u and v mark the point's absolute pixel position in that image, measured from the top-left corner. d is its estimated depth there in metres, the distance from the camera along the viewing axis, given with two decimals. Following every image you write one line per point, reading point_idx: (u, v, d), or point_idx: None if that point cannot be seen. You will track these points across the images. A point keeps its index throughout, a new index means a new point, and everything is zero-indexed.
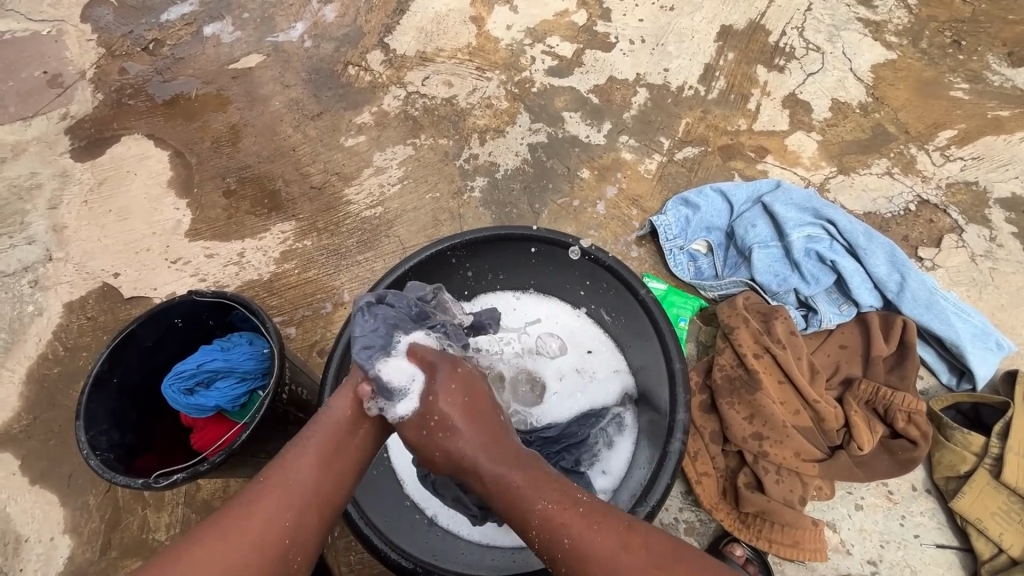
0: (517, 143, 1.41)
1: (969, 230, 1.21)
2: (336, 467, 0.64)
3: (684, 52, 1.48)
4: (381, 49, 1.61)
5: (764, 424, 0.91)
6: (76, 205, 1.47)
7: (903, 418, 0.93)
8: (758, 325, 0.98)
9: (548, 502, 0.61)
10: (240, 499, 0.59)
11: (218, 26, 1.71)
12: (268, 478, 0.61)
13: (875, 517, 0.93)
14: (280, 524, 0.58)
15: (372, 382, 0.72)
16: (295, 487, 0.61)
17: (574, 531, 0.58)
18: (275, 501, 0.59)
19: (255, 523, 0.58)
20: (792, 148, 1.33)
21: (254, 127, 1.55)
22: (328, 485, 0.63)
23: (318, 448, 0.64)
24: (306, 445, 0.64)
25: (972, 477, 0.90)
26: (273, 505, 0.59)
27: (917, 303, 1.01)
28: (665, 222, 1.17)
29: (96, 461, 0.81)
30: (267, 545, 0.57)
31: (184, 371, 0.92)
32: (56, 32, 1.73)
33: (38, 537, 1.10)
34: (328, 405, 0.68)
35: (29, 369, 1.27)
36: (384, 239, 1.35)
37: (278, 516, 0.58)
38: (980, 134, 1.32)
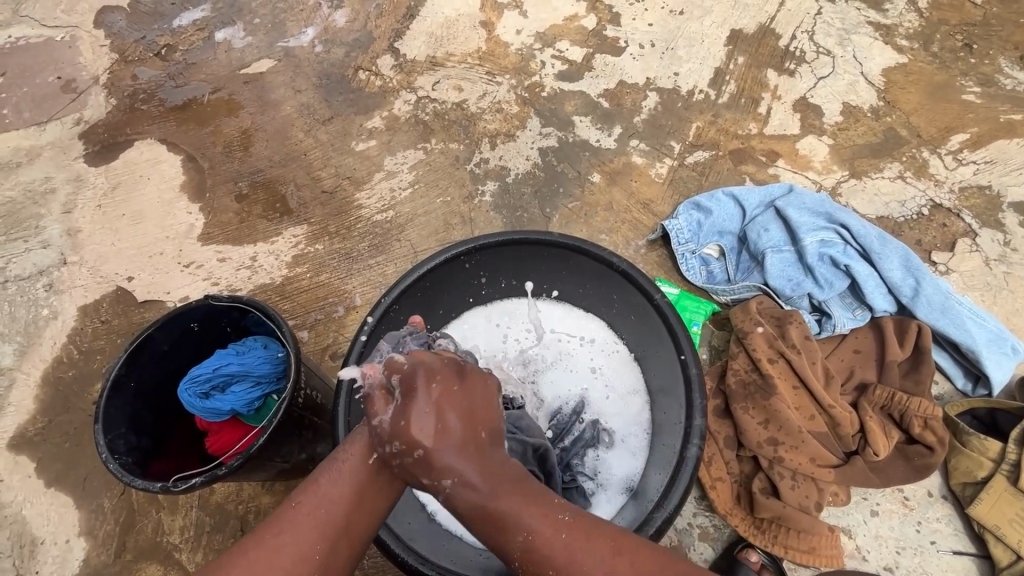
0: (528, 148, 1.42)
1: (983, 234, 1.20)
2: (369, 497, 0.62)
3: (694, 57, 1.48)
4: (392, 54, 1.61)
5: (779, 429, 0.91)
6: (90, 208, 1.49)
7: (919, 423, 0.92)
8: (772, 330, 0.98)
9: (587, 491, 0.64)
10: (282, 510, 0.60)
11: (229, 31, 1.72)
12: (306, 493, 0.61)
13: (891, 523, 0.92)
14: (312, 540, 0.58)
15: (412, 406, 0.69)
16: (329, 504, 0.60)
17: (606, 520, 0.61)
18: (312, 519, 0.59)
19: (285, 541, 0.58)
20: (803, 152, 1.33)
21: (266, 131, 1.56)
22: (362, 505, 0.61)
23: (354, 464, 0.62)
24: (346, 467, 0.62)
25: (989, 483, 0.89)
26: (308, 524, 0.59)
27: (932, 308, 1.01)
28: (677, 226, 1.17)
29: (114, 465, 0.82)
30: (303, 564, 0.57)
31: (200, 375, 0.93)
32: (70, 38, 1.75)
33: (54, 540, 1.11)
34: (371, 426, 0.67)
35: (45, 372, 1.28)
36: (395, 243, 1.36)
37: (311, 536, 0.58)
38: (992, 138, 1.32)
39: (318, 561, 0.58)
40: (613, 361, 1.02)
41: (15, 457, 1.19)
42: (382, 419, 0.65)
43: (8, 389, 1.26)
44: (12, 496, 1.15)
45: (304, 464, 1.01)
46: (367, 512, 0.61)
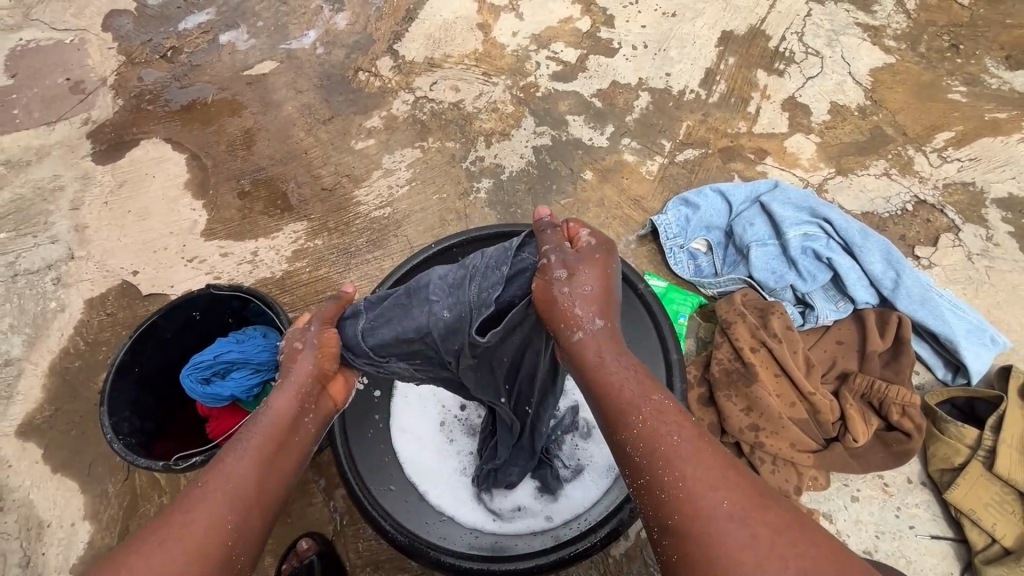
0: (522, 146, 1.45)
1: (966, 230, 1.23)
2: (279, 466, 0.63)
3: (686, 57, 1.52)
4: (391, 55, 1.66)
5: (761, 416, 0.93)
6: (97, 205, 1.53)
7: (897, 411, 0.94)
8: (755, 320, 1.01)
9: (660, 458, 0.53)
10: (183, 499, 0.57)
11: (233, 33, 1.77)
12: (210, 474, 0.60)
13: (870, 508, 0.95)
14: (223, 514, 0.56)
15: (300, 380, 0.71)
16: (237, 477, 0.59)
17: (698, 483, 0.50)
18: (221, 496, 0.57)
19: (196, 520, 0.55)
20: (791, 150, 1.36)
21: (268, 131, 1.61)
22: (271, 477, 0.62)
23: (257, 442, 0.63)
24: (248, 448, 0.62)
25: (965, 469, 0.91)
26: (218, 501, 0.57)
27: (912, 299, 1.03)
28: (665, 221, 1.20)
29: (119, 445, 0.86)
30: (214, 538, 0.55)
31: (202, 362, 0.97)
32: (79, 40, 1.80)
33: (59, 523, 1.14)
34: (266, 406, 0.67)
35: (52, 362, 1.32)
36: (393, 238, 1.40)
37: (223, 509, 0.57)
38: (977, 136, 1.34)
39: (230, 534, 0.56)
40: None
41: (22, 444, 1.22)
42: (276, 403, 0.68)
43: (16, 379, 1.30)
44: (19, 481, 1.18)
45: None
46: (275, 481, 0.62)
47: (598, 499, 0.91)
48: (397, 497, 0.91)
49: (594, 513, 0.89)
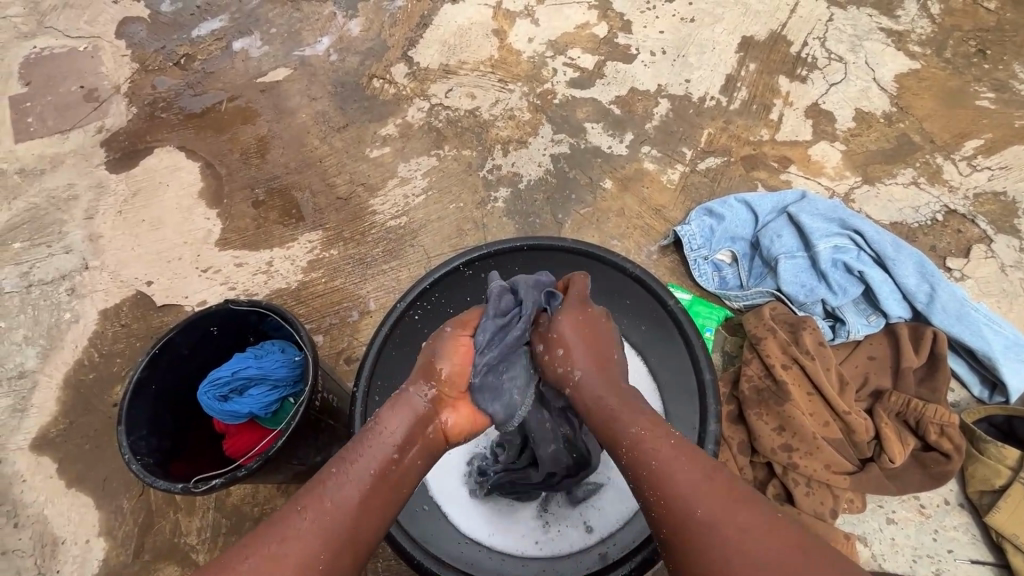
0: (540, 154, 1.43)
1: (998, 240, 1.19)
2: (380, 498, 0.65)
3: (706, 63, 1.49)
4: (405, 62, 1.64)
5: (794, 435, 0.90)
6: (111, 214, 1.52)
7: (934, 431, 0.92)
8: (785, 336, 0.98)
9: (634, 463, 0.64)
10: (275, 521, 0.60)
11: (247, 41, 1.76)
12: (311, 498, 0.62)
13: (907, 531, 0.92)
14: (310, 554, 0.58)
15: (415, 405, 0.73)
16: (338, 506, 0.62)
17: (661, 455, 0.63)
18: (319, 523, 0.60)
19: (291, 543, 0.58)
20: (815, 158, 1.33)
21: (282, 139, 1.59)
22: (363, 519, 0.63)
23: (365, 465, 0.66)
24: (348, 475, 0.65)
25: (1007, 491, 0.88)
26: (306, 522, 0.60)
27: (947, 314, 1.00)
28: (689, 232, 1.18)
29: (136, 466, 0.84)
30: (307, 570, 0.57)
31: (220, 379, 0.95)
32: (92, 48, 1.80)
33: (74, 539, 1.13)
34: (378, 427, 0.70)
35: (66, 374, 1.30)
36: (409, 249, 1.38)
37: (319, 538, 0.59)
38: (1007, 144, 1.31)
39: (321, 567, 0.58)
40: None
41: (37, 458, 1.21)
42: (390, 427, 0.70)
43: (31, 391, 1.29)
44: (34, 496, 1.17)
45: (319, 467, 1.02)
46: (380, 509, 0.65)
47: (629, 521, 0.89)
48: (431, 522, 0.90)
49: (625, 538, 0.87)
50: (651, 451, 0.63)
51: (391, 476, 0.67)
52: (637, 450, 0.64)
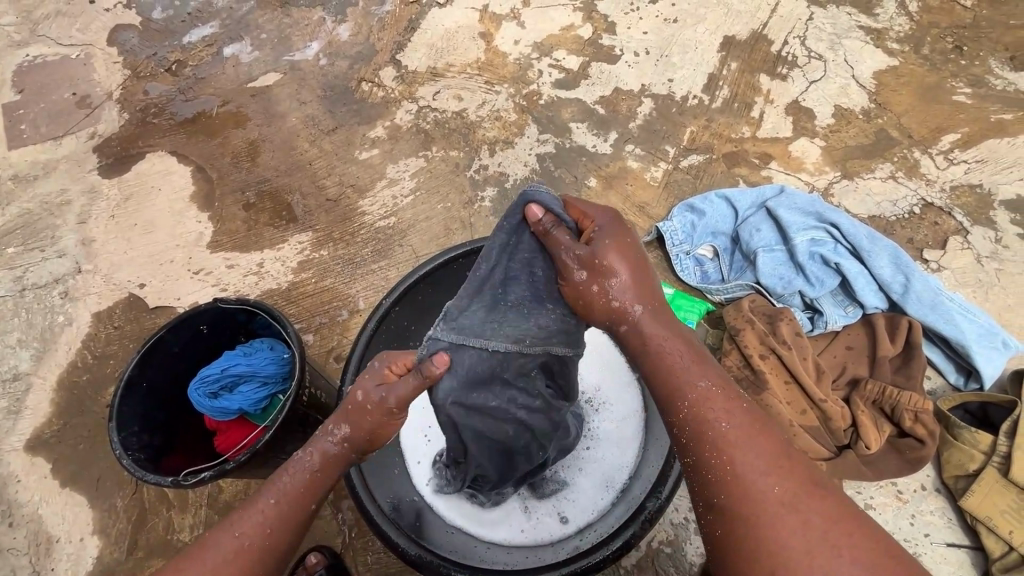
0: (526, 154, 1.45)
1: (974, 232, 1.22)
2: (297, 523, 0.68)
3: (688, 63, 1.52)
4: (393, 65, 1.66)
5: (771, 423, 0.92)
6: (103, 218, 1.54)
7: (909, 417, 0.94)
8: (763, 326, 1.00)
9: (701, 420, 0.63)
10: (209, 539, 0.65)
11: (237, 46, 1.78)
12: (236, 516, 0.66)
13: (884, 516, 0.94)
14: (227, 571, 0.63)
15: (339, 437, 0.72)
16: (259, 532, 0.66)
17: (731, 421, 0.63)
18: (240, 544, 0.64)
19: (212, 556, 0.63)
20: (795, 154, 1.36)
21: (272, 142, 1.61)
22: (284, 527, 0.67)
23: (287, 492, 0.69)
24: (274, 498, 0.68)
25: (980, 476, 0.90)
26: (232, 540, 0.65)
27: (922, 304, 1.03)
28: (671, 227, 1.20)
29: (127, 461, 0.85)
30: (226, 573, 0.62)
31: (210, 376, 0.97)
32: (84, 55, 1.82)
33: (68, 538, 1.14)
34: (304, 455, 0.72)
35: (60, 376, 1.32)
36: (398, 248, 1.40)
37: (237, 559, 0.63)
38: (983, 137, 1.34)
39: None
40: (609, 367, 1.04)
41: (31, 459, 1.22)
42: (311, 459, 0.71)
43: (25, 393, 1.31)
44: (28, 496, 1.19)
45: None
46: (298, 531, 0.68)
47: (609, 509, 0.91)
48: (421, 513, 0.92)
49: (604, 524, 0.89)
50: (722, 414, 0.63)
51: (311, 487, 0.70)
52: (704, 413, 0.64)
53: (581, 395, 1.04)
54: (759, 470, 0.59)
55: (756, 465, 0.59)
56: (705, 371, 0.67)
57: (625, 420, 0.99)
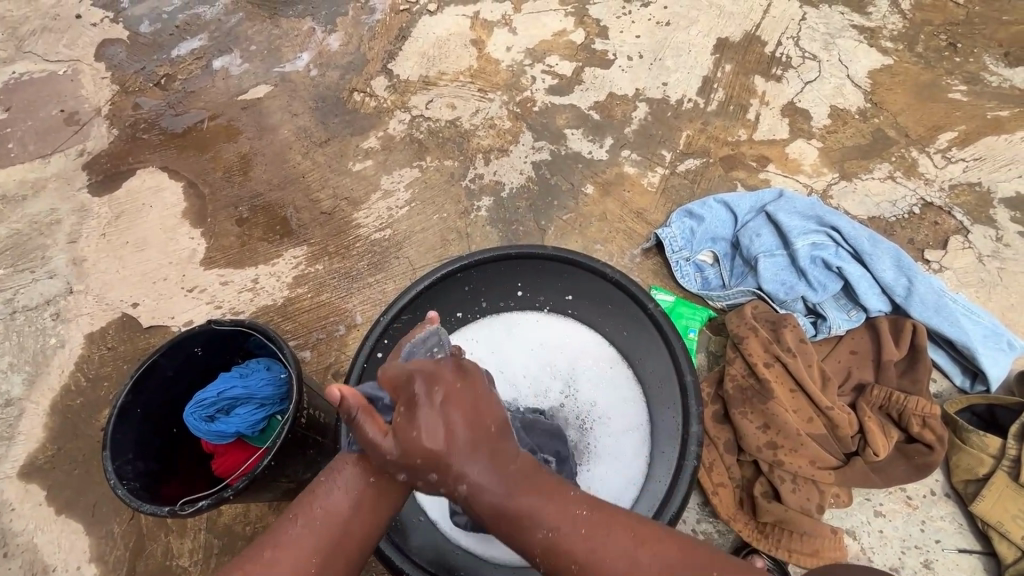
0: (522, 162, 1.44)
1: (975, 231, 1.21)
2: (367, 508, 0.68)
3: (682, 66, 1.51)
4: (385, 75, 1.65)
5: (778, 432, 0.90)
6: (94, 237, 1.52)
7: (917, 422, 0.92)
8: (767, 334, 0.98)
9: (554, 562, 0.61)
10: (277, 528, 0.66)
11: (227, 59, 1.77)
12: (304, 509, 0.67)
13: (894, 523, 0.93)
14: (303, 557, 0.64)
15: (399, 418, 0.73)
16: (325, 516, 0.67)
17: (579, 554, 0.60)
18: (307, 531, 0.65)
19: (284, 550, 0.64)
20: (793, 156, 1.35)
21: (265, 156, 1.60)
22: (359, 523, 0.67)
23: (352, 478, 0.69)
24: (339, 482, 0.69)
25: (990, 480, 0.89)
26: (301, 525, 0.66)
27: (926, 306, 1.01)
28: (670, 234, 1.19)
29: (122, 490, 0.83)
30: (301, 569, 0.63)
31: (205, 400, 0.95)
32: (72, 71, 1.80)
33: (65, 567, 1.12)
34: (366, 442, 0.72)
35: (53, 401, 1.30)
36: (394, 261, 1.38)
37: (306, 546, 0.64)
38: (981, 135, 1.33)
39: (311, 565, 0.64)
40: (613, 380, 1.03)
41: (25, 486, 1.20)
42: None
43: (17, 419, 1.28)
44: (23, 525, 1.16)
45: (308, 483, 1.02)
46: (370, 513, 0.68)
47: None
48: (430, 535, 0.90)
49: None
50: (568, 551, 0.61)
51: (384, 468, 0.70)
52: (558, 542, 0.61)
53: (580, 410, 1.03)
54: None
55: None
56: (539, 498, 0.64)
57: (627, 434, 0.98)
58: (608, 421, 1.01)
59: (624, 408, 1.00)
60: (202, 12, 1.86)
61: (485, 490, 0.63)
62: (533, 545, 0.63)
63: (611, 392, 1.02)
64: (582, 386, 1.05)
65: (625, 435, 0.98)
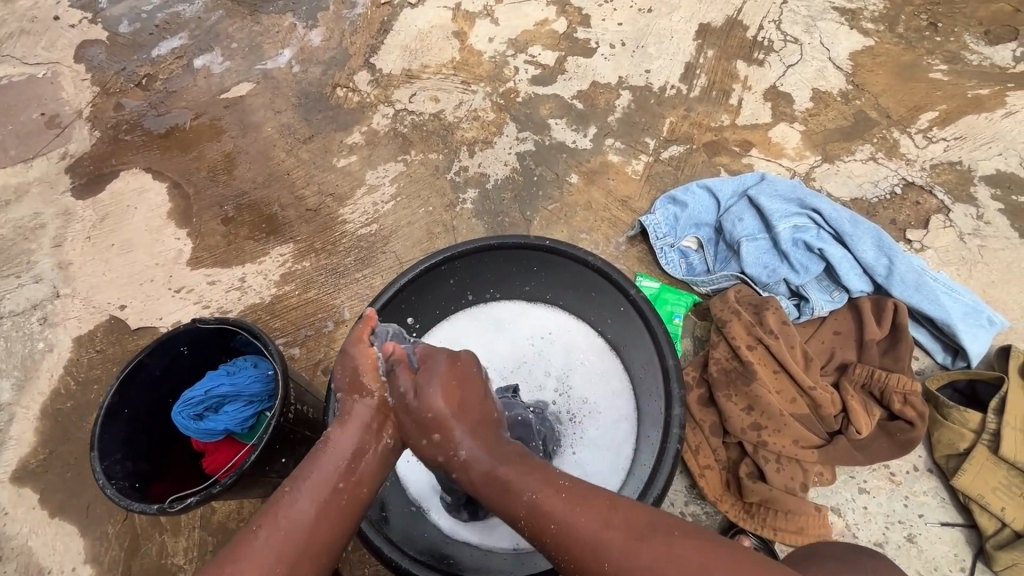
0: (506, 153, 1.44)
1: (956, 209, 1.22)
2: (333, 512, 0.66)
3: (665, 53, 1.51)
4: (368, 69, 1.64)
5: (762, 414, 0.91)
6: (79, 241, 1.51)
7: (899, 399, 0.93)
8: (750, 317, 0.99)
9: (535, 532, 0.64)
10: (233, 550, 0.62)
11: (208, 57, 1.75)
12: (267, 516, 0.64)
13: (878, 499, 0.94)
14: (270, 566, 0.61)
15: (361, 414, 0.72)
16: (290, 527, 0.64)
17: (558, 515, 0.62)
18: (269, 546, 0.62)
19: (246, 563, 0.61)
20: (775, 140, 1.35)
21: (249, 154, 1.59)
22: (324, 524, 0.65)
23: (317, 484, 0.67)
24: (306, 488, 0.66)
25: (971, 454, 0.90)
26: (265, 536, 0.63)
27: (906, 286, 1.02)
28: (654, 221, 1.19)
29: (111, 490, 0.83)
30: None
31: (192, 399, 0.95)
32: (51, 74, 1.78)
33: (60, 569, 1.12)
34: (328, 442, 0.70)
35: (43, 405, 1.30)
36: (381, 255, 1.38)
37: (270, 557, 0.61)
38: (961, 114, 1.34)
39: None
40: (602, 371, 1.04)
41: (18, 491, 1.20)
42: (338, 443, 0.70)
43: (7, 424, 1.28)
44: (17, 529, 1.16)
45: None
46: (336, 520, 0.66)
47: None
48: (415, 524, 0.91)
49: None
50: (547, 513, 0.63)
51: (350, 472, 0.69)
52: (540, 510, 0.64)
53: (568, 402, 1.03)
54: (595, 546, 0.60)
55: (594, 541, 0.60)
56: (527, 474, 0.67)
57: (615, 423, 0.99)
58: (594, 411, 1.01)
59: (613, 398, 1.01)
60: (182, 11, 1.84)
61: (478, 459, 0.69)
62: (517, 512, 0.65)
63: (600, 383, 1.03)
64: (571, 378, 1.05)
65: (615, 425, 0.99)
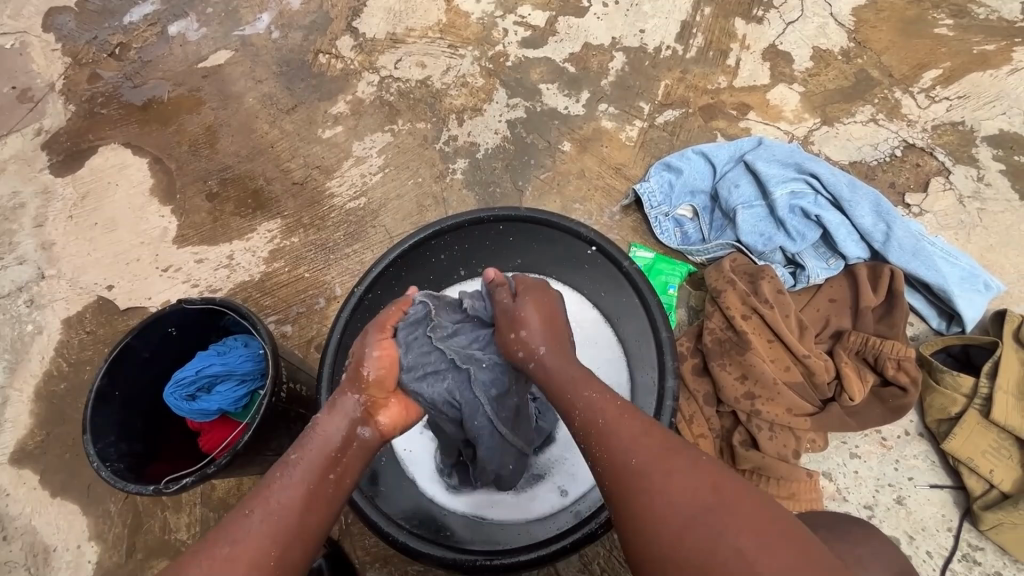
0: (496, 121, 1.39)
1: (956, 171, 1.19)
2: (320, 499, 0.64)
3: (660, 11, 1.44)
4: (350, 34, 1.57)
5: (756, 383, 0.91)
6: (61, 220, 1.47)
7: (892, 365, 0.93)
8: (745, 286, 0.98)
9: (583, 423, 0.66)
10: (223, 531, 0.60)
11: (182, 23, 1.67)
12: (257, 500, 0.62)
13: (869, 463, 0.95)
14: (264, 548, 0.59)
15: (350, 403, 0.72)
16: (280, 510, 0.62)
17: (608, 416, 0.64)
18: (259, 530, 0.60)
19: (239, 547, 0.58)
20: (774, 102, 1.31)
21: (231, 126, 1.53)
22: (314, 509, 0.63)
23: (305, 468, 0.65)
24: (295, 471, 0.65)
25: (962, 418, 0.91)
26: (255, 518, 0.61)
27: (904, 252, 1.01)
28: (649, 189, 1.17)
29: (106, 472, 0.83)
30: (258, 568, 0.58)
31: (184, 379, 0.94)
32: (19, 44, 1.70)
33: (65, 547, 1.14)
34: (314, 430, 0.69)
35: (36, 388, 1.29)
36: (371, 229, 1.35)
37: (263, 543, 0.59)
38: (966, 71, 1.29)
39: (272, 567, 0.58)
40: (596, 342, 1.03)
41: (18, 472, 1.21)
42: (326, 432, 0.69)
43: (2, 407, 1.27)
44: (20, 509, 1.18)
45: None
46: (326, 504, 0.65)
47: None
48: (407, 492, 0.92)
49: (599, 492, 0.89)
50: (598, 409, 0.65)
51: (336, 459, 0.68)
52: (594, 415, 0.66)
53: None
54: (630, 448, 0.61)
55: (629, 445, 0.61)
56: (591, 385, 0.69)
57: None
58: None
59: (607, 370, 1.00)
60: None
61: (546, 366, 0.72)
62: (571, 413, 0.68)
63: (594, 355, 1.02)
64: None
65: None
